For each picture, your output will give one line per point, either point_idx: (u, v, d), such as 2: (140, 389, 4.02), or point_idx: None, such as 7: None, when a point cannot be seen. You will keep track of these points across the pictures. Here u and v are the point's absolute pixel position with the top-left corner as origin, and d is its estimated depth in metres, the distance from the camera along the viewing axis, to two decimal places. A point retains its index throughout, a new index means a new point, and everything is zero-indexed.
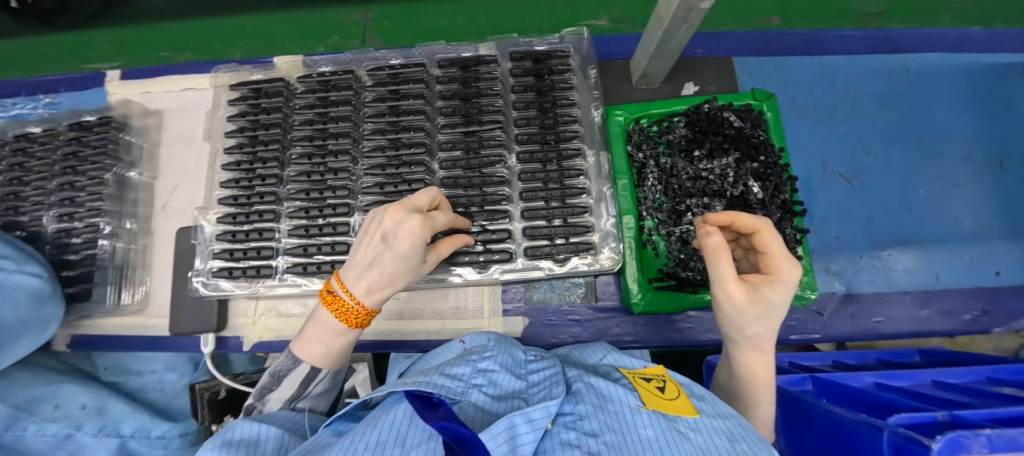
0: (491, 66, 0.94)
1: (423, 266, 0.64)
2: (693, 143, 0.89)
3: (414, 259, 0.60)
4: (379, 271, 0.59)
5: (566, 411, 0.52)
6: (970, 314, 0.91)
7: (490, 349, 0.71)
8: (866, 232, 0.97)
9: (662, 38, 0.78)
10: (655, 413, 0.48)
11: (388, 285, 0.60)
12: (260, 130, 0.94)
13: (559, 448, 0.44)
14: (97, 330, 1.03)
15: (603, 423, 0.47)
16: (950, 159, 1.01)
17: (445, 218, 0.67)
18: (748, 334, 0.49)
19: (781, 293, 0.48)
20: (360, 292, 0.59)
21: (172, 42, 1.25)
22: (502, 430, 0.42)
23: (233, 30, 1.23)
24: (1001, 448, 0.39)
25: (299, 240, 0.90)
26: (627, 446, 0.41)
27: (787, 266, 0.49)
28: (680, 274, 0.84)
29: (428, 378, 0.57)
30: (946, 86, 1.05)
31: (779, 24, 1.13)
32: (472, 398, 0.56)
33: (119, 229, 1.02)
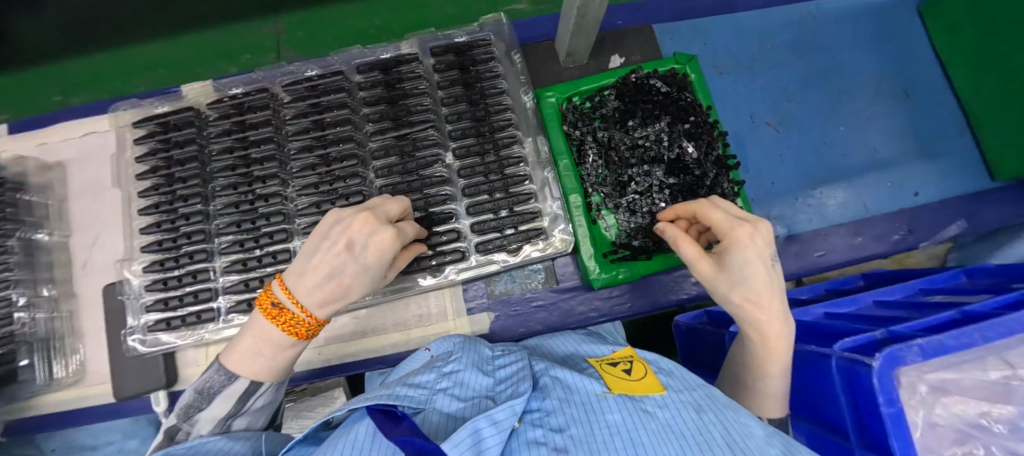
0: (413, 65, 0.90)
1: (382, 280, 0.62)
2: (626, 114, 0.91)
3: (377, 272, 0.58)
4: (339, 281, 0.54)
5: (533, 408, 0.52)
6: (897, 234, 0.99)
7: (456, 354, 0.69)
8: (798, 174, 1.02)
9: (577, 14, 0.78)
10: (621, 397, 0.50)
11: (343, 297, 0.56)
12: (175, 167, 0.88)
13: (525, 447, 0.43)
14: (32, 412, 0.94)
15: (568, 417, 0.47)
16: (862, 94, 1.08)
17: (413, 227, 0.65)
18: (731, 303, 0.51)
19: (736, 254, 0.50)
20: (316, 303, 0.54)
21: (63, 84, 1.14)
22: (466, 437, 0.41)
23: (133, 63, 1.13)
24: (931, 353, 0.43)
25: (239, 276, 0.84)
26: (596, 436, 0.42)
27: (729, 227, 0.52)
28: (632, 243, 0.87)
29: (390, 391, 0.55)
30: (850, 27, 1.11)
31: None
32: (437, 404, 0.54)
33: (36, 299, 0.92)
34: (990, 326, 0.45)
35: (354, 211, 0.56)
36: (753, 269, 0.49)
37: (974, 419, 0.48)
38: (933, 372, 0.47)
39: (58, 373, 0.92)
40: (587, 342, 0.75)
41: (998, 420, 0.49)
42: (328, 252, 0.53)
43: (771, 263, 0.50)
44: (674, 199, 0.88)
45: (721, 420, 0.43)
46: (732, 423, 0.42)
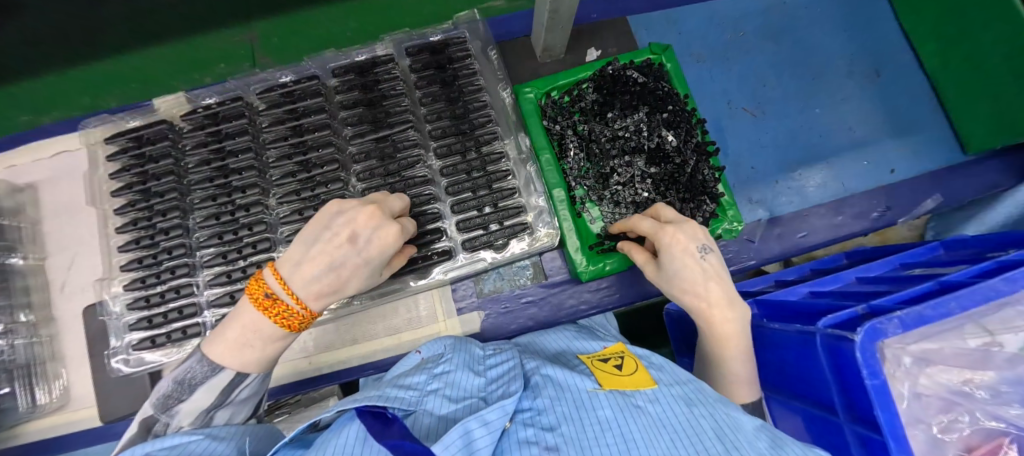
0: (389, 66, 0.90)
1: (379, 275, 0.62)
2: (605, 106, 0.91)
3: (376, 267, 0.58)
4: (338, 274, 0.54)
5: (525, 407, 0.52)
6: (876, 212, 1.01)
7: (446, 355, 0.69)
8: (777, 157, 1.04)
9: (550, 8, 0.78)
10: (612, 392, 0.50)
11: (339, 290, 0.56)
12: (150, 181, 0.86)
13: (517, 447, 0.43)
14: (17, 441, 0.91)
15: (559, 414, 0.48)
16: (835, 76, 1.10)
17: (413, 224, 0.65)
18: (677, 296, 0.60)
19: (664, 254, 0.60)
20: (314, 296, 0.54)
21: (32, 104, 1.11)
22: (455, 439, 0.41)
23: (104, 78, 1.11)
24: (911, 324, 0.44)
25: (223, 289, 0.83)
26: (587, 433, 0.43)
27: (655, 232, 0.62)
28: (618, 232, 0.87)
29: (380, 392, 0.55)
30: (820, 10, 1.13)
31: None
32: (428, 405, 0.54)
33: (14, 325, 0.90)
34: (967, 295, 0.46)
35: (359, 204, 0.56)
36: (679, 264, 0.58)
37: (955, 387, 0.49)
38: (911, 343, 0.48)
39: (41, 400, 0.90)
40: (578, 337, 0.76)
41: (978, 387, 0.50)
42: (329, 243, 0.53)
43: (699, 254, 0.57)
44: (656, 188, 0.88)
45: (711, 413, 0.44)
46: (721, 416, 0.43)
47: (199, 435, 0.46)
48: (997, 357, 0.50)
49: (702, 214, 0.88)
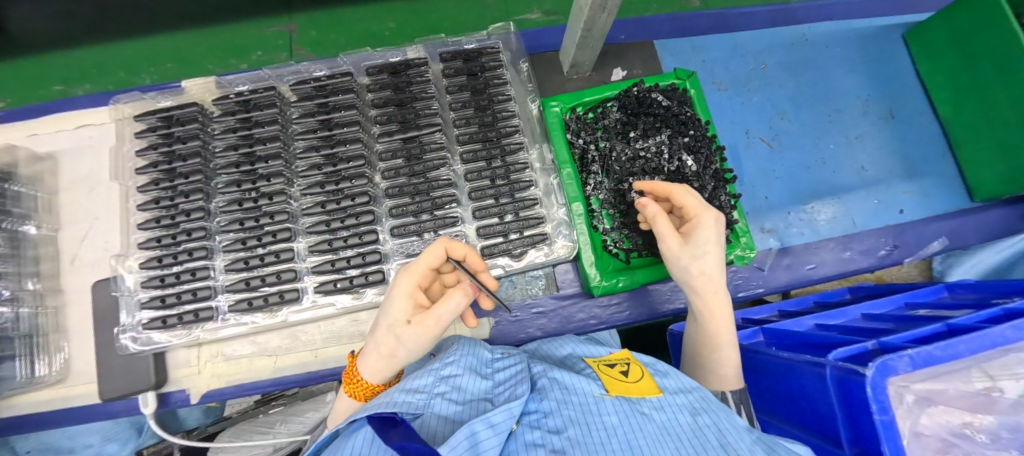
0: (422, 69, 0.92)
1: (407, 331, 0.54)
2: (628, 125, 0.94)
3: (391, 314, 0.55)
4: (375, 335, 0.57)
5: (531, 409, 0.53)
6: (884, 250, 1.02)
7: (452, 354, 0.65)
8: (791, 188, 1.06)
9: (585, 27, 0.81)
10: (618, 399, 0.51)
11: (376, 348, 0.56)
12: (176, 162, 0.87)
13: (524, 449, 0.44)
14: (9, 412, 0.89)
15: (566, 417, 0.48)
16: (850, 114, 1.13)
17: (426, 256, 0.59)
18: (695, 273, 0.61)
19: (703, 233, 0.62)
20: (360, 365, 0.57)
21: (66, 73, 1.11)
22: (462, 440, 0.41)
23: (142, 56, 1.12)
24: (921, 363, 0.45)
25: (239, 274, 0.83)
26: (594, 436, 0.44)
27: (701, 209, 0.64)
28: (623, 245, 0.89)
29: (387, 397, 0.52)
30: (840, 50, 1.17)
31: (701, 8, 1.24)
32: (436, 409, 0.52)
33: (20, 293, 0.89)
34: (976, 339, 0.47)
35: None
36: (713, 246, 0.61)
37: (956, 429, 0.50)
38: (921, 382, 0.48)
39: (39, 371, 0.88)
40: (586, 343, 0.76)
41: (979, 430, 0.51)
42: None
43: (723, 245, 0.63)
44: None
45: (715, 424, 0.46)
46: (724, 427, 0.45)
47: None
48: (1000, 403, 0.51)
49: None
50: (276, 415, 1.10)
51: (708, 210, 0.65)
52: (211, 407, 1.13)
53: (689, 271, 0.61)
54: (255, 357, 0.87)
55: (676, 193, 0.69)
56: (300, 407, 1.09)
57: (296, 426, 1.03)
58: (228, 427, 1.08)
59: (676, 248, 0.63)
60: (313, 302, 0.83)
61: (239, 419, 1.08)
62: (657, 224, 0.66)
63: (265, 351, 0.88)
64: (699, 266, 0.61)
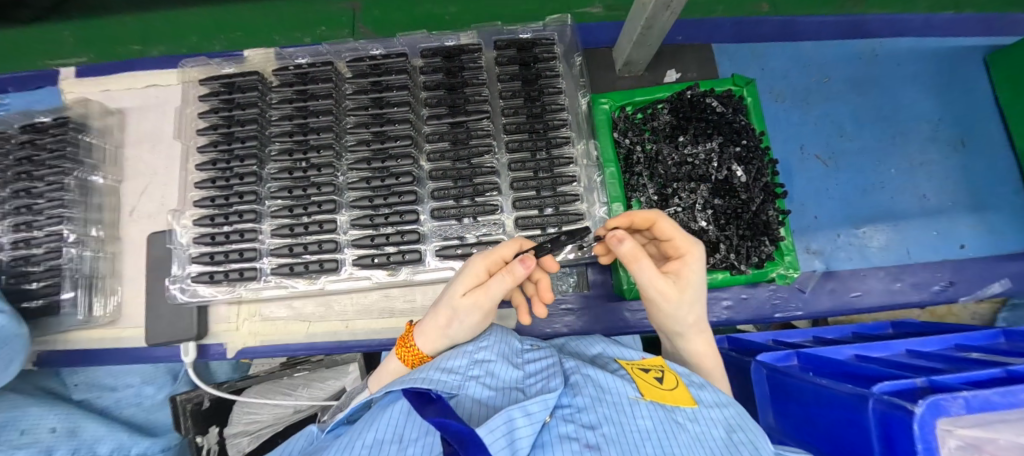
0: (475, 55, 0.92)
1: (463, 302, 0.60)
2: (677, 129, 0.93)
3: (453, 287, 0.62)
4: (437, 305, 0.64)
5: (564, 403, 0.52)
6: (938, 285, 0.96)
7: (484, 339, 0.64)
8: (843, 210, 1.01)
9: (645, 25, 0.79)
10: (653, 404, 0.50)
11: (435, 316, 0.63)
12: (235, 126, 0.90)
13: (558, 441, 0.44)
14: (66, 346, 0.96)
15: (601, 414, 0.48)
16: (917, 138, 1.06)
17: (502, 247, 0.65)
18: (691, 318, 0.60)
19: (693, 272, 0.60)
20: (417, 333, 0.65)
21: (145, 34, 1.18)
22: (500, 425, 0.41)
23: (214, 22, 1.17)
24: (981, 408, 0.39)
25: (283, 240, 0.87)
26: (630, 438, 0.43)
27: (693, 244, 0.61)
28: None
29: (423, 374, 0.54)
30: (912, 69, 1.10)
31: (768, 13, 1.19)
32: (471, 391, 0.52)
33: (85, 237, 0.95)
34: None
35: None
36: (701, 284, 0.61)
37: None
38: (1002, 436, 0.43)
39: (96, 311, 0.95)
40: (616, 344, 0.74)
41: None
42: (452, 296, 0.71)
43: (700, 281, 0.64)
44: (715, 220, 0.88)
45: (752, 442, 0.44)
46: (761, 447, 0.44)
47: (316, 429, 0.58)
48: None
49: (759, 254, 0.87)
50: (300, 378, 1.15)
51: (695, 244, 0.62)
52: (239, 363, 1.19)
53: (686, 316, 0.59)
54: (290, 321, 0.91)
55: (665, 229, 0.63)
56: (322, 374, 1.14)
57: (317, 391, 1.10)
58: (254, 385, 1.11)
59: (670, 292, 0.58)
60: (350, 274, 0.85)
61: (265, 379, 1.12)
62: (642, 269, 0.56)
63: (299, 316, 0.91)
64: (692, 312, 0.60)
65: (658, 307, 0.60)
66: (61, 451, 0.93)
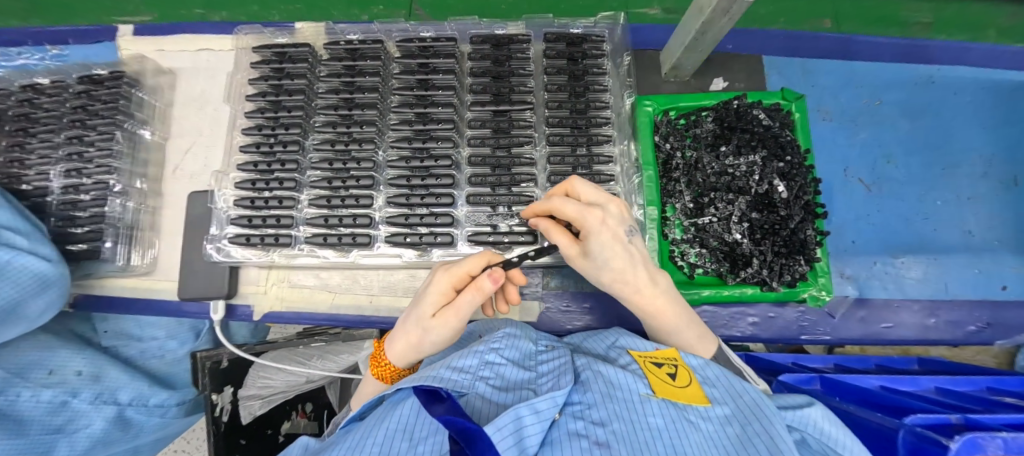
0: (524, 46, 0.92)
1: (432, 324, 0.58)
2: (720, 138, 0.91)
3: (421, 307, 0.59)
4: (405, 322, 0.62)
5: (573, 400, 0.47)
6: (974, 326, 0.92)
7: (497, 338, 0.61)
8: (881, 237, 0.98)
9: (699, 30, 0.78)
10: (665, 401, 0.43)
11: (403, 334, 0.61)
12: (283, 95, 0.92)
13: (566, 439, 0.39)
14: (103, 292, 1.00)
15: (612, 410, 0.42)
16: (966, 172, 1.02)
17: (468, 262, 0.59)
18: (607, 278, 0.59)
19: (594, 242, 0.55)
20: (387, 347, 0.64)
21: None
22: (508, 423, 0.36)
23: None
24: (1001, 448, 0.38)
25: (319, 211, 0.88)
26: (640, 435, 0.38)
27: (579, 215, 0.55)
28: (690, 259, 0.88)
29: (433, 372, 0.52)
30: (968, 99, 1.06)
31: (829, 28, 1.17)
32: (481, 390, 0.50)
33: (129, 189, 0.98)
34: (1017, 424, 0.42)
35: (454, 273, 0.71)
36: (610, 250, 0.55)
37: None
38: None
39: (133, 261, 0.98)
40: (632, 335, 0.68)
41: None
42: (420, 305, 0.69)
43: (627, 239, 0.56)
44: (751, 234, 0.87)
45: (765, 430, 0.37)
46: (776, 434, 0.36)
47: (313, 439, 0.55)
48: None
49: (792, 273, 0.85)
50: (315, 350, 1.17)
51: (586, 211, 0.55)
52: (258, 328, 1.22)
53: (606, 281, 0.59)
54: (317, 290, 0.93)
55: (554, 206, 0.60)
56: (337, 347, 1.16)
57: (331, 363, 1.12)
58: (270, 350, 1.12)
59: (582, 260, 0.60)
60: (382, 250, 0.85)
61: (282, 346, 1.13)
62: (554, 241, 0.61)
63: (326, 286, 0.94)
64: (604, 271, 0.58)
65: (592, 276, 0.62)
66: (84, 396, 0.94)
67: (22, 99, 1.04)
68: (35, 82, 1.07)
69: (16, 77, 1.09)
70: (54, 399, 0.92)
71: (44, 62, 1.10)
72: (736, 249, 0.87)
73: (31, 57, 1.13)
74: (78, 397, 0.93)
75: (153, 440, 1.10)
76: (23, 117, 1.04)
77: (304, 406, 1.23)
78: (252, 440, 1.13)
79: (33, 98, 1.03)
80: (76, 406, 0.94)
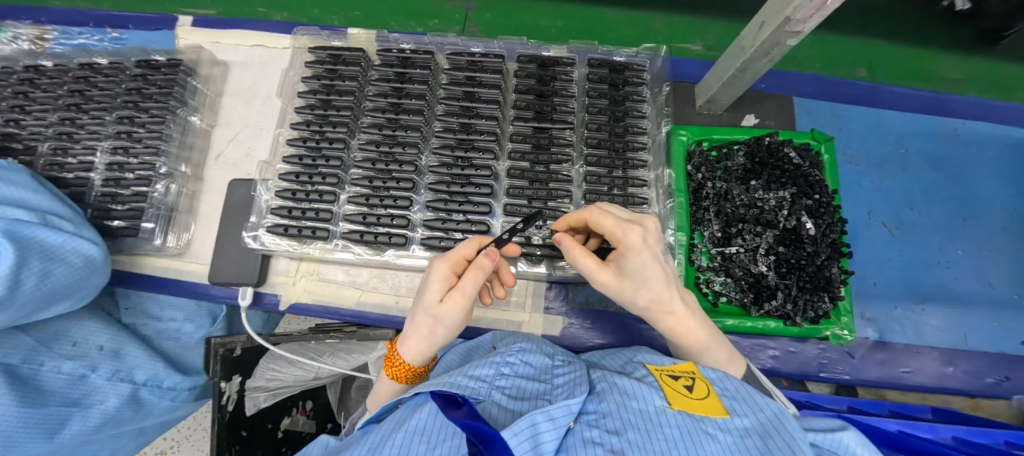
0: (568, 68, 0.96)
1: (440, 309, 0.55)
2: (750, 173, 0.95)
3: (424, 296, 0.57)
4: (413, 318, 0.60)
5: (588, 410, 0.47)
6: (992, 378, 0.92)
7: (512, 353, 0.61)
8: (902, 282, 0.99)
9: (740, 68, 0.82)
10: (682, 413, 0.43)
11: (413, 330, 0.59)
12: (335, 95, 0.96)
13: (581, 446, 0.39)
14: (134, 269, 1.01)
15: (626, 420, 0.42)
16: (988, 225, 1.05)
17: (462, 246, 0.60)
18: (643, 300, 0.56)
19: (635, 259, 0.53)
20: (399, 347, 0.62)
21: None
22: (524, 429, 0.36)
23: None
24: None
25: (358, 208, 0.91)
26: (657, 444, 0.38)
27: (624, 231, 0.54)
28: (715, 288, 0.89)
29: (451, 379, 0.52)
30: (991, 155, 1.09)
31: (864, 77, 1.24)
32: (497, 398, 0.51)
33: (174, 172, 1.01)
34: None
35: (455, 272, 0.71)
36: (654, 269, 0.53)
37: None
38: None
39: (168, 242, 0.99)
40: (650, 351, 0.67)
41: None
42: None
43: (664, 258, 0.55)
44: (777, 267, 0.89)
45: (786, 443, 0.37)
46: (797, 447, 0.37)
47: (330, 440, 0.55)
48: None
49: (816, 310, 0.86)
50: (328, 346, 1.10)
51: (630, 227, 0.54)
52: (272, 319, 1.22)
53: (640, 304, 0.56)
54: (344, 286, 0.95)
55: (592, 216, 0.60)
56: (350, 346, 1.15)
57: (343, 361, 1.12)
58: (284, 342, 1.10)
59: (614, 282, 0.56)
60: (416, 252, 0.87)
61: (295, 338, 1.09)
62: (580, 261, 0.58)
63: (354, 283, 0.95)
64: (641, 294, 0.55)
65: (620, 299, 0.58)
66: (102, 371, 0.93)
67: (78, 77, 1.08)
68: (94, 62, 1.11)
69: (76, 55, 1.13)
70: (75, 372, 0.90)
71: (104, 43, 1.16)
72: (762, 281, 0.88)
73: (92, 37, 1.18)
74: (97, 373, 0.92)
75: (158, 424, 1.09)
76: (76, 93, 1.07)
77: (304, 404, 1.25)
78: (255, 433, 1.11)
79: (90, 77, 1.07)
80: (94, 381, 0.93)
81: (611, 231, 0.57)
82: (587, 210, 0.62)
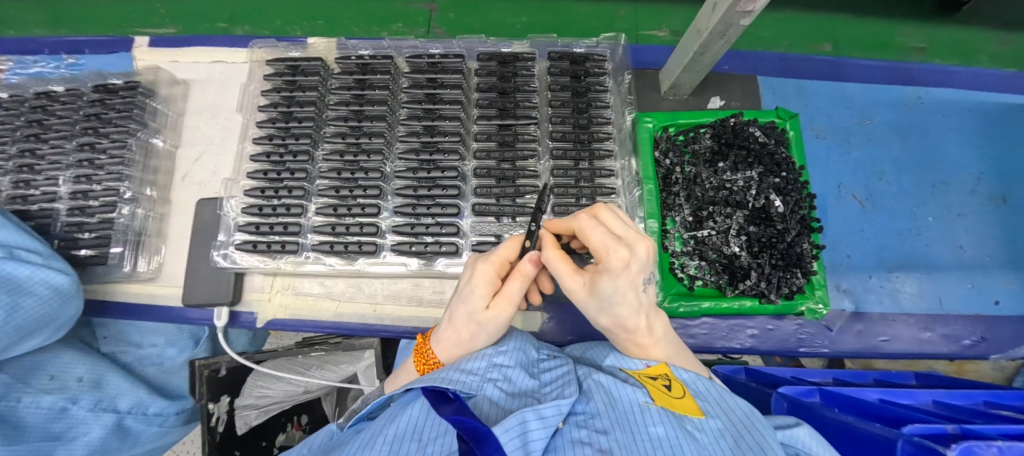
0: (529, 63, 0.96)
1: (485, 316, 0.56)
2: (718, 155, 0.94)
3: (468, 301, 0.57)
4: (451, 320, 0.60)
5: (577, 410, 0.46)
6: (969, 340, 0.93)
7: (504, 344, 0.58)
8: (876, 253, 1.00)
9: (697, 51, 0.81)
10: (666, 410, 0.42)
11: (452, 334, 0.59)
12: (295, 107, 0.95)
13: (570, 446, 0.38)
14: (106, 297, 1.00)
15: (614, 419, 0.42)
16: (957, 190, 1.06)
17: (505, 249, 0.61)
18: (606, 320, 0.54)
19: (609, 284, 0.48)
20: (435, 346, 0.61)
21: (231, 14, 1.28)
22: (514, 425, 0.35)
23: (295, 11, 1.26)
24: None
25: (326, 219, 0.90)
26: (643, 443, 0.37)
27: (605, 251, 0.48)
28: (688, 272, 0.90)
29: (442, 373, 0.49)
30: (956, 120, 1.10)
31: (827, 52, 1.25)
32: (489, 393, 0.48)
33: (139, 196, 1.00)
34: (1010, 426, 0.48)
35: None
36: (625, 296, 0.49)
37: None
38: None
39: (139, 267, 0.98)
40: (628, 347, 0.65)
41: None
42: None
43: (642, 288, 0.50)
44: (748, 247, 0.89)
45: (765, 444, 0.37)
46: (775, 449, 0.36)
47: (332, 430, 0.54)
48: None
49: (790, 285, 0.87)
50: (314, 358, 1.15)
51: (617, 247, 0.48)
52: (255, 337, 1.21)
53: (600, 321, 0.54)
54: (320, 298, 0.94)
55: (583, 227, 0.55)
56: (336, 358, 1.14)
57: (329, 373, 1.11)
58: (271, 359, 1.09)
59: (581, 294, 0.54)
60: (387, 258, 0.87)
61: (281, 353, 1.10)
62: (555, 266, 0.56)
63: (330, 294, 0.94)
64: (605, 315, 0.53)
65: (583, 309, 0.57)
66: (83, 403, 0.92)
67: (35, 106, 1.06)
68: (51, 90, 1.09)
69: (32, 85, 1.12)
70: (54, 406, 0.89)
71: (59, 70, 1.14)
72: (734, 262, 0.89)
73: (47, 65, 1.16)
74: (77, 404, 0.91)
75: (148, 451, 1.07)
76: (34, 123, 1.05)
77: (299, 419, 1.20)
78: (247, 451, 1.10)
79: (46, 105, 1.05)
80: (75, 413, 0.91)
81: (597, 246, 0.51)
82: (583, 217, 0.57)
